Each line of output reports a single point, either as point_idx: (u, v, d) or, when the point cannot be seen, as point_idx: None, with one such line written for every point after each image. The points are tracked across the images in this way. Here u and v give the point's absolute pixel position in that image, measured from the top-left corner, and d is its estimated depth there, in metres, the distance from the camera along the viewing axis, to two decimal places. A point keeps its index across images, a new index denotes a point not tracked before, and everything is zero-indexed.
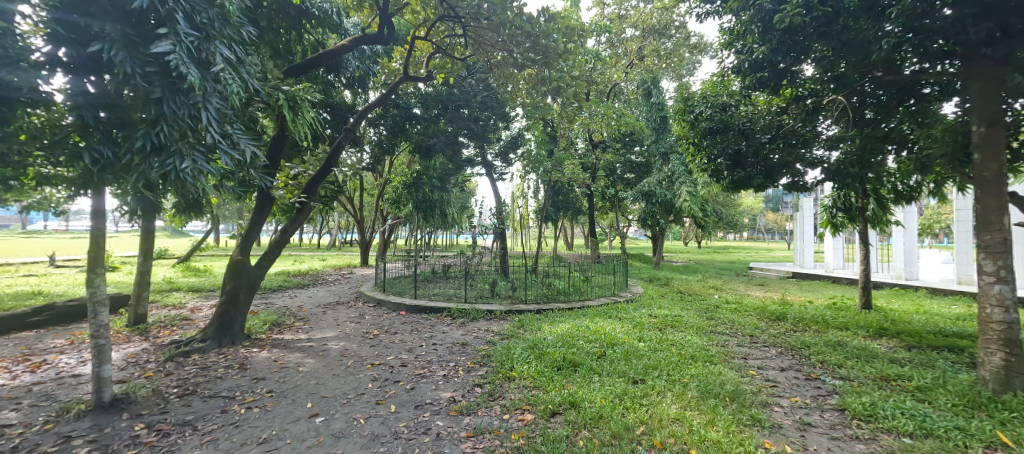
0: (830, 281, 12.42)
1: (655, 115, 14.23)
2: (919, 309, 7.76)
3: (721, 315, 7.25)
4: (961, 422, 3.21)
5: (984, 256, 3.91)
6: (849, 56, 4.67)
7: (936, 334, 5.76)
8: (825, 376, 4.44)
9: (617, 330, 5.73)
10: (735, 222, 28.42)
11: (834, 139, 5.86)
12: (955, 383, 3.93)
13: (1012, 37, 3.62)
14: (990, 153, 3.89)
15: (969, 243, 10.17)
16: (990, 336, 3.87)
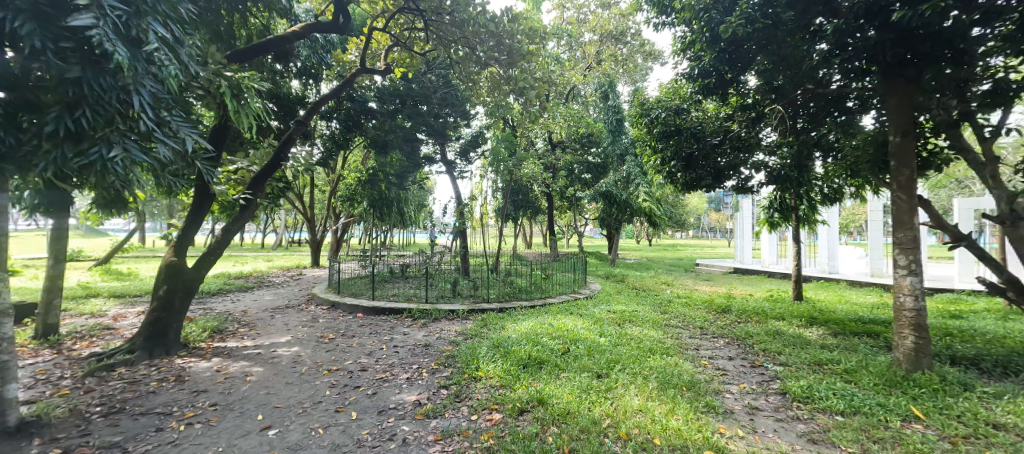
0: (765, 275, 13.48)
1: (610, 118, 14.56)
2: (841, 299, 8.61)
3: (673, 309, 7.62)
4: (881, 399, 3.58)
5: (899, 252, 4.37)
6: (786, 70, 5.06)
7: (856, 322, 6.41)
8: (767, 363, 4.79)
9: (579, 326, 5.83)
10: (682, 222, 30.23)
11: (773, 146, 6.36)
12: (875, 364, 4.38)
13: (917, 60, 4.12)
14: (902, 160, 4.37)
15: (881, 240, 11.42)
16: (903, 322, 4.34)
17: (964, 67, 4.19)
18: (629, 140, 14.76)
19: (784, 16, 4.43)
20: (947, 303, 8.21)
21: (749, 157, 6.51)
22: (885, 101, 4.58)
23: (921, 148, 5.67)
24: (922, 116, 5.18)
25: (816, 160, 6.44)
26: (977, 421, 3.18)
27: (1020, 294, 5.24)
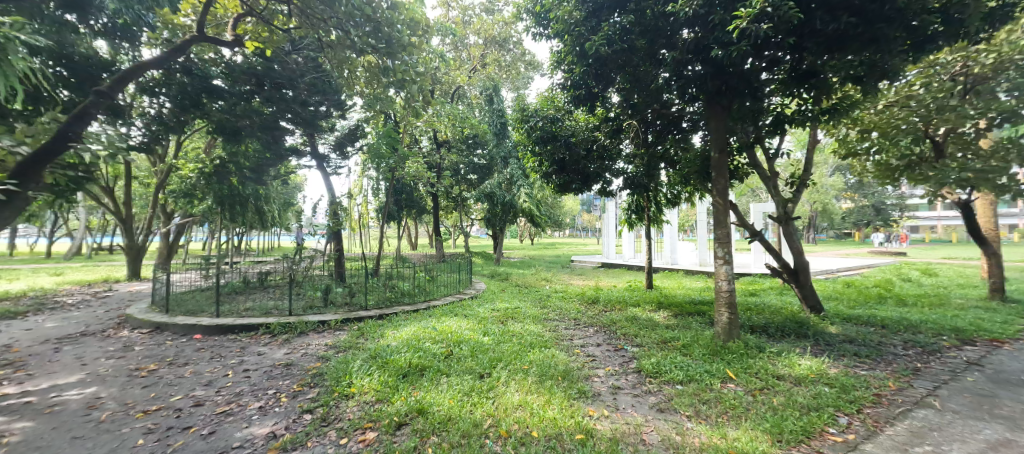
0: (626, 268, 15.28)
1: (496, 121, 14.84)
2: (681, 286, 10.21)
3: (551, 303, 8.07)
4: (707, 366, 4.26)
5: (718, 246, 5.25)
6: (640, 89, 5.71)
7: (692, 303, 7.63)
8: (627, 345, 5.35)
9: (462, 327, 5.73)
10: (559, 222, 32.54)
11: (630, 156, 7.17)
12: (702, 338, 5.23)
13: (730, 91, 5.01)
14: (720, 173, 5.26)
15: (707, 236, 13.84)
16: (721, 301, 5.22)
17: (759, 100, 5.30)
18: (511, 144, 15.25)
19: (637, 40, 4.98)
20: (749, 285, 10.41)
21: (612, 165, 7.26)
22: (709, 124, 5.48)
23: (732, 164, 6.99)
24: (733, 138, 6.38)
25: (662, 170, 7.46)
26: (768, 375, 4.00)
27: (790, 276, 6.79)
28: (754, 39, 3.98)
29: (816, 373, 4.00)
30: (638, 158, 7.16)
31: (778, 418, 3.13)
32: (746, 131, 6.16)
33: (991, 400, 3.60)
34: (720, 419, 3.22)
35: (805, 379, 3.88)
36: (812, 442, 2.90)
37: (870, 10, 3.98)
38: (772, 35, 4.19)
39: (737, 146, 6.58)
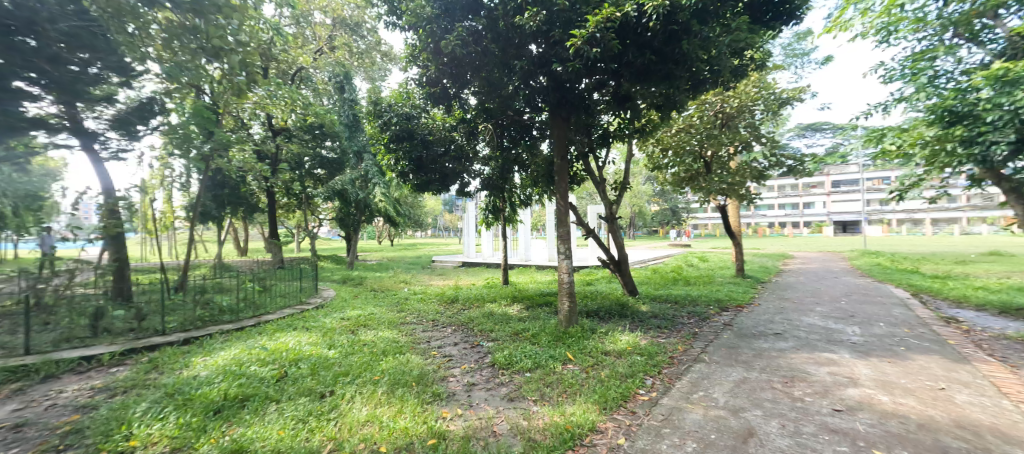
0: (485, 266, 15.81)
1: (348, 112, 14.42)
2: (531, 280, 11.01)
3: (409, 306, 7.74)
4: (551, 351, 4.63)
5: (561, 243, 5.75)
6: (493, 94, 5.88)
7: (541, 295, 8.28)
8: (483, 341, 5.47)
9: (303, 343, 5.04)
10: (420, 222, 31.77)
11: (486, 158, 7.41)
12: (548, 326, 5.68)
13: (568, 104, 5.56)
14: (562, 177, 5.75)
15: (554, 233, 15.25)
16: (563, 291, 5.69)
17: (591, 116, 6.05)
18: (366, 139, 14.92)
19: (490, 46, 5.13)
20: (585, 276, 11.88)
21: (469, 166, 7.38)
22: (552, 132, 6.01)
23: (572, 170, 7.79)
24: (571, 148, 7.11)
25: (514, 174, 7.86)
26: (597, 352, 4.55)
27: (614, 267, 7.89)
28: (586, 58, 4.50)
29: (631, 345, 4.73)
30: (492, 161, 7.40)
31: (603, 389, 3.55)
32: (582, 143, 6.94)
33: (736, 350, 4.82)
34: (560, 398, 3.50)
35: (622, 351, 4.54)
36: (628, 404, 3.37)
37: (666, 52, 4.86)
38: (600, 59, 4.79)
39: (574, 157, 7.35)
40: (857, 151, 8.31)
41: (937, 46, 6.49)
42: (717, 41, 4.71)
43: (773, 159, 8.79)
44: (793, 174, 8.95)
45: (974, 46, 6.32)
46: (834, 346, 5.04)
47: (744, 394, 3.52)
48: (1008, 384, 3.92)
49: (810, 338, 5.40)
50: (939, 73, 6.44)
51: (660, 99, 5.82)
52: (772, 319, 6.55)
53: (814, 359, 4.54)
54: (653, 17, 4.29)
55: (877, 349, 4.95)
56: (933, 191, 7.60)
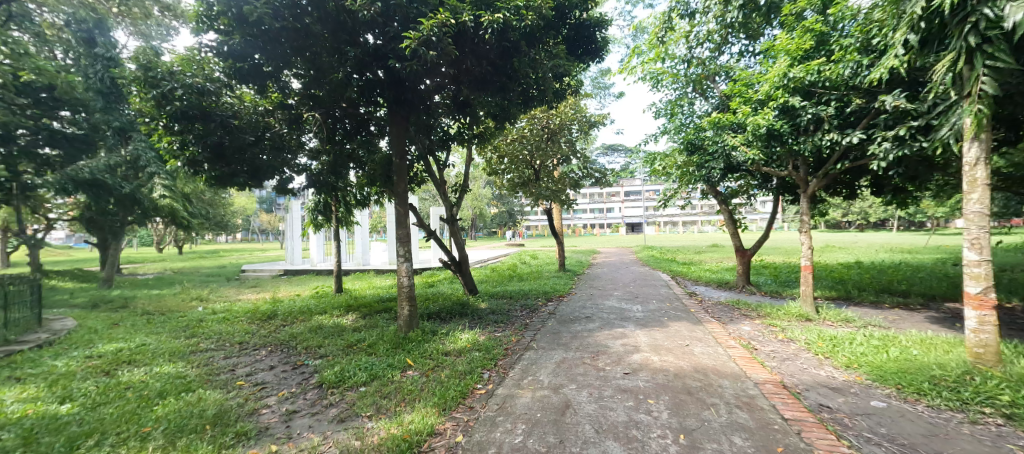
0: (314, 273, 14.20)
1: (102, 74, 11.20)
2: (369, 286, 10.42)
3: (204, 330, 6.33)
4: (389, 360, 4.49)
5: (400, 246, 5.55)
6: (319, 80, 5.34)
7: (379, 301, 7.92)
8: (308, 360, 4.90)
9: (8, 400, 3.63)
10: (225, 225, 26.35)
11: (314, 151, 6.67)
12: (386, 333, 5.47)
13: (404, 102, 5.45)
14: (399, 177, 5.54)
15: (395, 236, 14.70)
16: (403, 295, 5.55)
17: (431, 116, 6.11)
18: (134, 114, 12.06)
19: (312, 25, 4.50)
20: (427, 278, 11.88)
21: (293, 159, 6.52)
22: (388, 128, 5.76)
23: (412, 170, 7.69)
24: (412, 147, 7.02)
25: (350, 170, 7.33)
26: (438, 354, 4.62)
27: (455, 267, 8.09)
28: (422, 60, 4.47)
29: (470, 343, 4.96)
30: (322, 154, 6.72)
31: (443, 390, 3.62)
32: (422, 143, 6.92)
33: (559, 334, 5.57)
34: (398, 407, 3.40)
35: (462, 350, 4.73)
36: (466, 400, 3.52)
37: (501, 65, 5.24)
38: (437, 61, 4.86)
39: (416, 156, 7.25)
40: (640, 169, 10.55)
41: (683, 95, 8.63)
42: (543, 64, 5.36)
43: (585, 171, 10.43)
44: (599, 184, 10.79)
45: (702, 98, 8.60)
46: (626, 322, 6.30)
47: (563, 372, 4.09)
48: (724, 336, 5.57)
49: (610, 318, 6.62)
50: (684, 116, 8.57)
51: (496, 108, 6.25)
52: (586, 304, 7.78)
53: (613, 334, 5.60)
54: (489, 30, 4.56)
55: (653, 321, 6.40)
56: (685, 201, 10.18)
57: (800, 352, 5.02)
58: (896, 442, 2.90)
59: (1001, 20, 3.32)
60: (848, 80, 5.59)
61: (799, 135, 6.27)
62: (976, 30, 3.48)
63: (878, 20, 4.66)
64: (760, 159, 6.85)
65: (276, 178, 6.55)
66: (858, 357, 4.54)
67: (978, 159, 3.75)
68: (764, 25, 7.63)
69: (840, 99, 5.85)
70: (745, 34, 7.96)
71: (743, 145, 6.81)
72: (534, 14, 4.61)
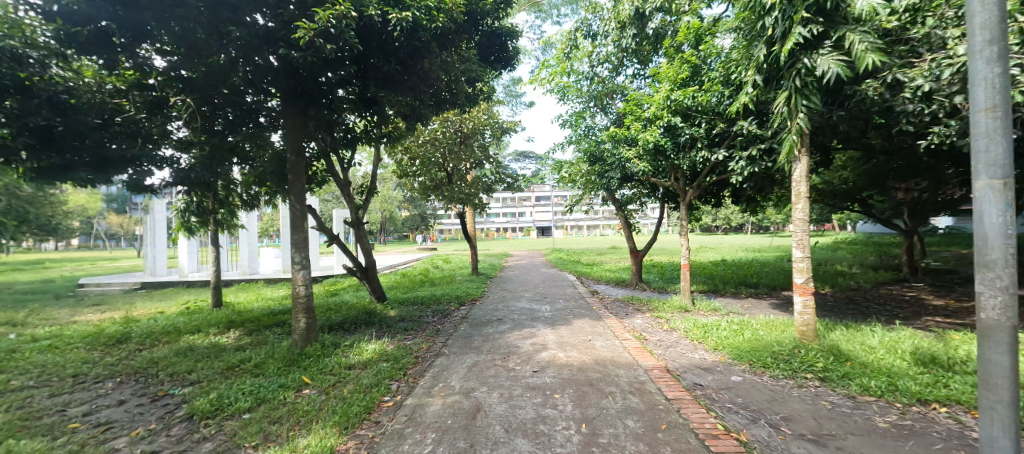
0: (184, 286, 12.29)
1: None
2: (256, 298, 9.36)
3: (18, 362, 5.02)
4: (281, 380, 3.98)
5: (295, 250, 4.97)
6: (195, 60, 4.46)
7: (268, 316, 7.13)
8: (175, 389, 4.06)
9: None
10: (56, 228, 21.32)
11: (185, 142, 5.60)
12: (278, 350, 4.89)
13: (302, 94, 5.02)
14: (297, 176, 4.99)
15: (289, 241, 13.43)
16: (298, 308, 5.05)
17: (333, 111, 5.73)
18: None
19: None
20: (328, 286, 11.06)
21: (156, 150, 5.32)
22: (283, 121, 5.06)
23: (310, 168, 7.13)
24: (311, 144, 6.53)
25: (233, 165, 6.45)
26: (340, 368, 4.31)
27: (361, 273, 7.70)
28: (319, 53, 4.22)
29: (377, 354, 4.75)
30: (196, 146, 5.69)
31: (345, 407, 3.37)
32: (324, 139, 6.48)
33: (470, 338, 5.63)
34: (291, 432, 3.06)
35: (367, 362, 4.51)
36: (372, 415, 3.34)
37: (410, 64, 5.16)
38: (340, 55, 4.59)
39: (315, 152, 6.78)
40: (549, 176, 11.06)
41: (586, 109, 9.31)
42: (454, 68, 5.54)
43: (497, 176, 10.69)
44: (511, 189, 11.13)
45: (602, 113, 9.37)
46: (535, 322, 6.61)
47: (474, 376, 4.16)
48: (621, 330, 6.16)
49: (520, 319, 6.88)
50: (587, 128, 9.25)
51: (406, 108, 6.13)
52: (497, 307, 7.95)
53: (523, 334, 5.83)
54: (398, 27, 4.46)
55: (560, 319, 6.81)
56: (588, 206, 10.94)
57: (680, 339, 5.76)
58: (749, 409, 3.52)
59: (816, 67, 4.23)
60: (715, 107, 6.57)
61: (675, 152, 7.29)
62: (800, 74, 4.39)
63: (736, 59, 5.56)
64: (649, 170, 7.70)
65: (129, 174, 5.20)
66: (724, 340, 5.37)
67: (801, 176, 4.72)
68: (652, 52, 8.58)
69: (709, 121, 6.88)
70: (638, 58, 8.87)
71: (636, 157, 7.58)
72: (445, 16, 4.65)
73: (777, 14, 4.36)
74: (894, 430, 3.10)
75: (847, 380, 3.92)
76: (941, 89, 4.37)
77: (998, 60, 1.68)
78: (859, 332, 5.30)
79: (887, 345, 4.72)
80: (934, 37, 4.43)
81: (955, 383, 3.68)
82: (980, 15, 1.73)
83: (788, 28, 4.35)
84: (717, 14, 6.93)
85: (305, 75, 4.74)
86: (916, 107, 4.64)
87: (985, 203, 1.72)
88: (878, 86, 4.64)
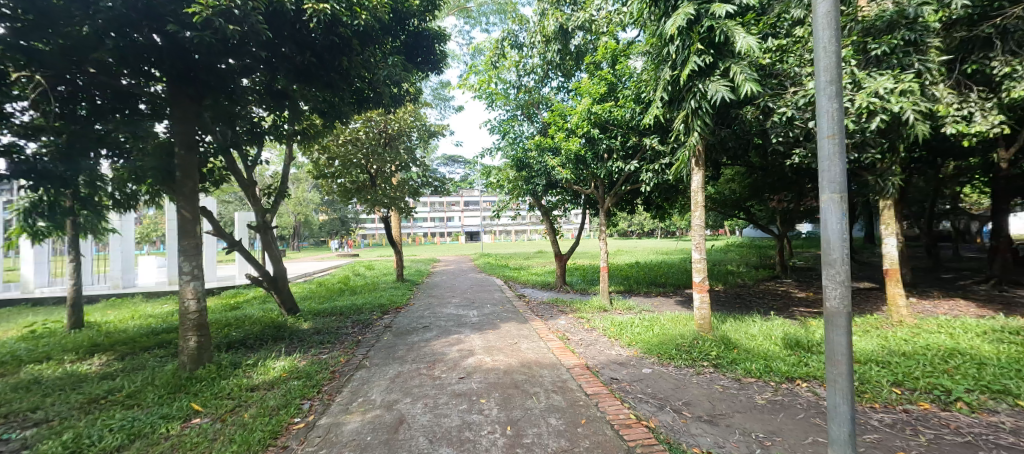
0: (29, 306, 10.18)
1: None
2: (132, 315, 8.07)
3: None
4: (163, 410, 3.42)
5: (183, 259, 4.41)
6: (50, 32, 3.64)
7: (147, 336, 6.17)
8: (9, 433, 3.18)
9: None
10: None
11: (31, 127, 4.27)
12: (160, 375, 4.19)
13: (194, 81, 4.47)
14: (187, 174, 4.45)
15: (177, 249, 11.85)
16: (187, 324, 4.46)
17: (234, 102, 5.18)
18: None
19: None
20: (229, 299, 9.94)
21: None
22: (170, 111, 4.46)
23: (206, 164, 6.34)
24: (205, 136, 5.79)
25: (100, 158, 5.11)
26: (240, 391, 3.87)
27: (269, 283, 7.09)
28: (221, 36, 3.73)
29: (287, 371, 4.40)
30: (48, 133, 4.40)
31: (244, 434, 3.03)
32: (224, 133, 5.85)
33: (393, 348, 5.46)
34: None
35: (274, 381, 4.13)
36: (278, 440, 3.05)
37: (328, 59, 4.91)
38: (241, 41, 4.16)
39: (212, 149, 6.04)
40: (477, 180, 11.02)
41: (513, 117, 9.50)
42: (376, 67, 5.36)
43: (424, 179, 10.50)
44: (438, 193, 10.98)
45: (529, 121, 9.61)
46: (462, 328, 6.62)
47: (397, 387, 4.06)
48: (545, 331, 6.41)
49: (447, 325, 6.83)
50: (515, 135, 9.28)
51: (323, 105, 5.80)
52: (423, 314, 7.80)
53: (449, 341, 5.81)
54: (314, 19, 4.23)
55: (486, 324, 6.90)
56: (514, 212, 11.13)
57: (599, 337, 6.16)
58: (657, 398, 3.87)
59: (709, 91, 4.81)
60: (629, 122, 7.09)
61: (593, 161, 7.81)
62: (697, 98, 4.99)
63: (646, 79, 6.11)
64: (571, 178, 8.11)
65: None
66: (636, 336, 5.84)
67: (698, 187, 5.33)
68: (575, 67, 9.02)
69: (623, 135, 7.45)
70: (561, 72, 9.27)
71: (559, 166, 7.98)
72: (368, 13, 4.50)
73: (678, 43, 4.93)
74: (769, 404, 3.64)
75: (733, 365, 4.51)
76: (799, 115, 5.23)
77: (835, 97, 1.91)
78: (743, 322, 6.12)
79: (764, 333, 5.50)
80: (794, 73, 5.32)
81: (812, 361, 4.44)
82: (820, 58, 1.95)
83: (687, 55, 4.93)
84: (630, 38, 7.53)
85: (199, 59, 4.22)
86: (783, 129, 5.49)
87: (827, 215, 1.94)
88: (756, 110, 5.42)
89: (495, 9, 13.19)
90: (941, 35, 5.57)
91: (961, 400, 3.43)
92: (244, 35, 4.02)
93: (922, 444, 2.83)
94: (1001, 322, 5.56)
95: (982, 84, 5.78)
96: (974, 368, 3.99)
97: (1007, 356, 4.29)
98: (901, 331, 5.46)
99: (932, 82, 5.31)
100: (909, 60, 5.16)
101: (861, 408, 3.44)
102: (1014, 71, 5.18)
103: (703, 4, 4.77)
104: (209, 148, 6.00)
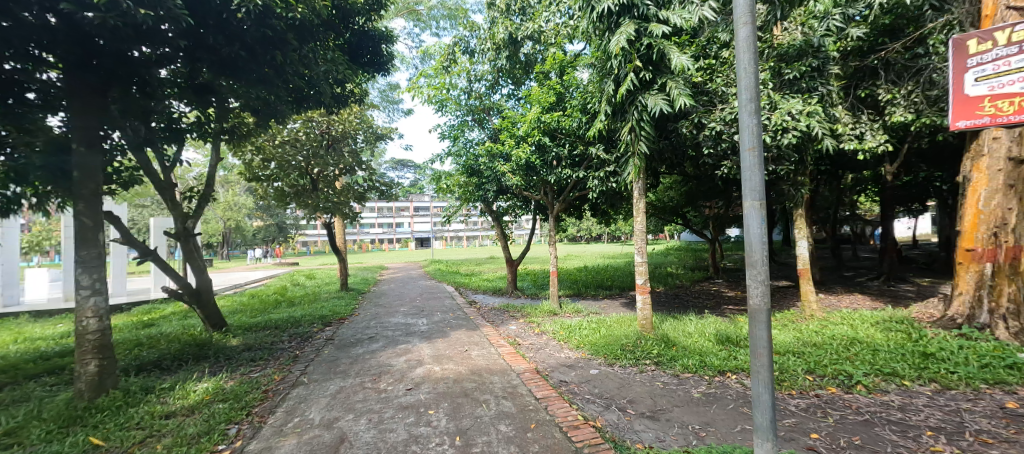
0: None
1: None
2: (16, 338, 7.00)
3: None
4: (52, 448, 2.98)
5: (81, 271, 3.88)
6: None
7: (33, 362, 5.36)
8: None
9: None
10: None
11: None
12: (49, 408, 3.64)
13: (97, 69, 3.99)
14: (87, 173, 3.94)
15: (74, 260, 10.43)
16: (85, 347, 3.92)
17: (148, 94, 4.70)
18: None
19: None
20: (141, 316, 8.88)
21: None
22: (67, 103, 3.93)
23: (112, 165, 5.65)
24: (113, 133, 5.19)
25: None
26: (152, 419, 3.47)
27: (191, 296, 6.44)
28: (131, 20, 3.35)
29: (210, 393, 4.02)
30: None
31: None
32: (135, 130, 5.25)
33: (335, 362, 5.18)
34: None
35: (195, 406, 3.73)
36: None
37: (259, 52, 4.51)
38: (157, 28, 3.79)
39: (121, 146, 5.42)
40: (427, 186, 10.78)
41: (464, 122, 9.34)
42: (317, 65, 5.07)
43: (370, 184, 10.12)
44: (385, 198, 10.60)
45: (479, 127, 9.55)
46: (411, 337, 6.42)
47: (338, 404, 3.84)
48: (496, 337, 6.37)
49: (394, 335, 6.59)
50: (466, 141, 9.13)
51: (257, 104, 5.40)
52: (369, 325, 7.47)
53: (396, 351, 5.61)
54: (241, 8, 3.91)
55: (436, 332, 6.73)
56: (465, 218, 11.03)
57: (549, 340, 6.25)
58: (604, 398, 3.98)
59: (649, 104, 5.09)
60: (577, 130, 7.34)
61: (542, 167, 7.93)
62: (639, 110, 5.27)
63: (591, 90, 6.33)
64: (520, 184, 8.14)
65: None
66: (583, 338, 5.99)
67: (639, 195, 5.58)
68: (524, 76, 9.12)
69: (572, 143, 7.65)
70: (511, 80, 9.27)
71: (509, 172, 7.95)
72: (304, 6, 4.28)
73: (619, 59, 5.17)
74: (704, 397, 3.88)
75: (672, 362, 4.75)
76: (727, 129, 5.68)
77: (753, 113, 2.07)
78: (680, 321, 6.46)
79: (698, 330, 5.86)
80: (722, 92, 5.75)
81: (740, 355, 4.79)
82: (741, 77, 2.12)
83: (628, 71, 5.18)
84: (577, 51, 7.80)
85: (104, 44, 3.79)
86: (713, 142, 5.90)
87: (749, 219, 2.08)
88: (690, 125, 5.82)
89: (446, 14, 13.15)
90: (840, 62, 6.30)
91: (860, 383, 3.85)
92: (158, 20, 3.64)
93: (830, 424, 3.13)
94: (890, 312, 6.33)
95: (872, 107, 6.59)
96: (869, 354, 4.50)
97: (894, 342, 4.89)
98: (812, 324, 6.04)
99: (833, 104, 5.98)
100: (814, 84, 5.79)
101: (781, 395, 3.75)
102: (895, 97, 5.99)
103: (641, 23, 5.03)
104: (115, 145, 5.36)
